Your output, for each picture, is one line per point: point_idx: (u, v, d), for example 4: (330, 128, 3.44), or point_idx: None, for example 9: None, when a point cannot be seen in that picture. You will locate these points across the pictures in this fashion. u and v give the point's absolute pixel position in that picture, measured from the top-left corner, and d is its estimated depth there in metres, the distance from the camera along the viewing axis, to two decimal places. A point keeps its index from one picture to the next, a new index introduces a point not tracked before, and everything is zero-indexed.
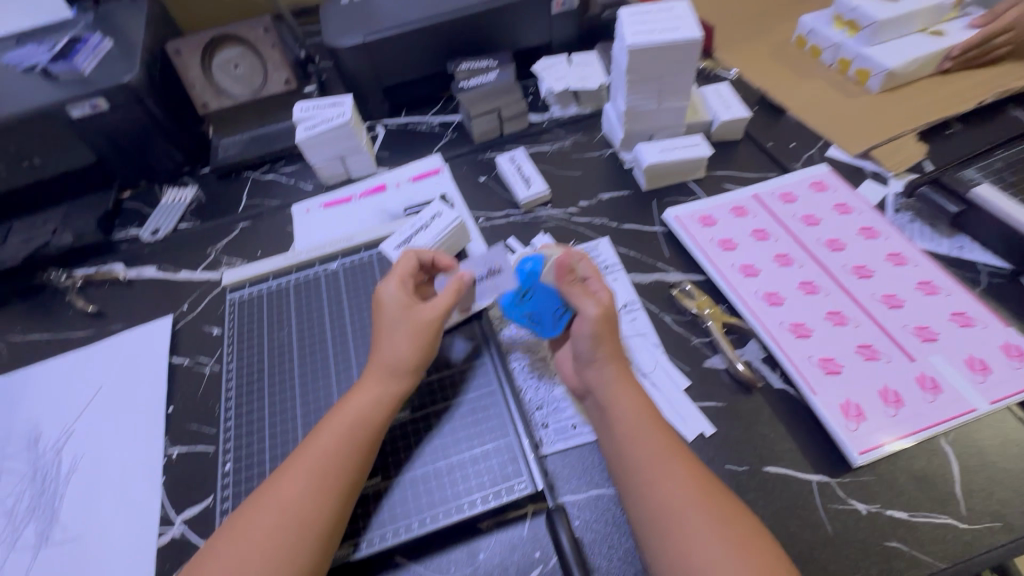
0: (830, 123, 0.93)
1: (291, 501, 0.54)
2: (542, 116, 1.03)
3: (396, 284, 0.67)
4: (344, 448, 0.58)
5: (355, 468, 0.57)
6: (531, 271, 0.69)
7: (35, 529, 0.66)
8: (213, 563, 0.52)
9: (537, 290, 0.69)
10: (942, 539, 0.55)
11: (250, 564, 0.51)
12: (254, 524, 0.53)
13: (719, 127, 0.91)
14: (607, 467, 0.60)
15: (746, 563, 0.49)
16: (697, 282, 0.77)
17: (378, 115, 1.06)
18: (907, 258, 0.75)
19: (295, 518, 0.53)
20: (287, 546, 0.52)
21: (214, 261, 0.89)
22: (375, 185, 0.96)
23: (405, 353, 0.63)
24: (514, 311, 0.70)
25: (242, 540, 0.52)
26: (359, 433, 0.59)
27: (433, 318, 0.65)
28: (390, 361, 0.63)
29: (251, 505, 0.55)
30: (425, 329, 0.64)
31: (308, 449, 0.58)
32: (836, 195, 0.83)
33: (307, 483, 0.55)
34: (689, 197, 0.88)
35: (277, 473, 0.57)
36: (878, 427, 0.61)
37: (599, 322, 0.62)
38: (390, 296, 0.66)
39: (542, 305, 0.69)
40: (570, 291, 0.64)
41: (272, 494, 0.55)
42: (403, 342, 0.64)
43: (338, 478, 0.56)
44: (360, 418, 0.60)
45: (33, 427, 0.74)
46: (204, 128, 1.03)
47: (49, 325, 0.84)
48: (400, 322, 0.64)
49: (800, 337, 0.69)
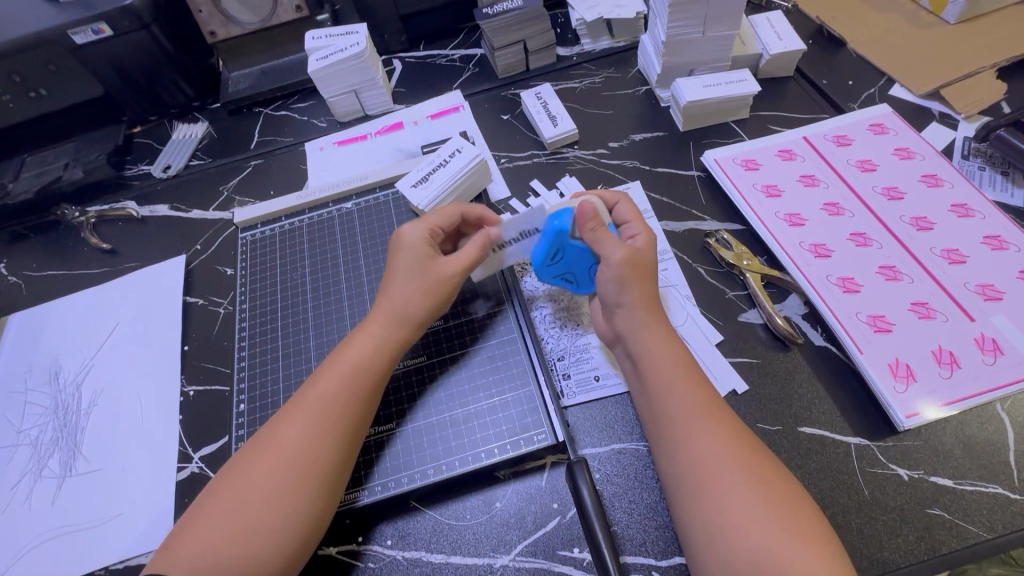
0: (896, 59, 0.83)
1: (289, 445, 0.53)
2: (571, 50, 0.94)
3: (423, 226, 0.63)
4: (344, 393, 0.55)
5: (356, 415, 0.55)
6: (559, 230, 0.59)
7: (59, 460, 0.67)
8: (211, 503, 0.51)
9: (568, 249, 0.60)
10: (989, 509, 0.52)
11: (247, 506, 0.50)
12: (252, 467, 0.52)
13: (768, 61, 0.82)
14: (640, 419, 0.57)
15: (777, 518, 0.46)
16: (734, 232, 0.72)
17: (395, 47, 0.99)
18: (973, 210, 0.67)
19: (292, 463, 0.52)
20: (284, 491, 0.51)
21: (226, 200, 0.86)
22: (391, 122, 0.90)
23: (413, 304, 0.60)
24: (547, 272, 0.63)
25: (241, 482, 0.51)
26: (359, 380, 0.56)
27: (451, 273, 0.60)
28: (396, 308, 0.60)
29: (249, 448, 0.54)
30: (438, 283, 0.60)
31: (306, 393, 0.56)
32: (897, 138, 0.75)
33: (307, 427, 0.53)
34: (731, 139, 0.80)
35: (278, 416, 0.55)
36: (929, 389, 0.57)
37: (624, 266, 0.58)
38: (414, 239, 0.62)
39: (576, 263, 0.62)
40: (595, 240, 0.59)
41: (270, 438, 0.54)
42: (415, 291, 0.60)
43: (337, 425, 0.54)
44: (360, 364, 0.57)
45: (53, 361, 0.75)
46: (213, 61, 0.98)
47: (65, 261, 0.83)
48: (415, 269, 0.61)
49: (848, 292, 0.63)
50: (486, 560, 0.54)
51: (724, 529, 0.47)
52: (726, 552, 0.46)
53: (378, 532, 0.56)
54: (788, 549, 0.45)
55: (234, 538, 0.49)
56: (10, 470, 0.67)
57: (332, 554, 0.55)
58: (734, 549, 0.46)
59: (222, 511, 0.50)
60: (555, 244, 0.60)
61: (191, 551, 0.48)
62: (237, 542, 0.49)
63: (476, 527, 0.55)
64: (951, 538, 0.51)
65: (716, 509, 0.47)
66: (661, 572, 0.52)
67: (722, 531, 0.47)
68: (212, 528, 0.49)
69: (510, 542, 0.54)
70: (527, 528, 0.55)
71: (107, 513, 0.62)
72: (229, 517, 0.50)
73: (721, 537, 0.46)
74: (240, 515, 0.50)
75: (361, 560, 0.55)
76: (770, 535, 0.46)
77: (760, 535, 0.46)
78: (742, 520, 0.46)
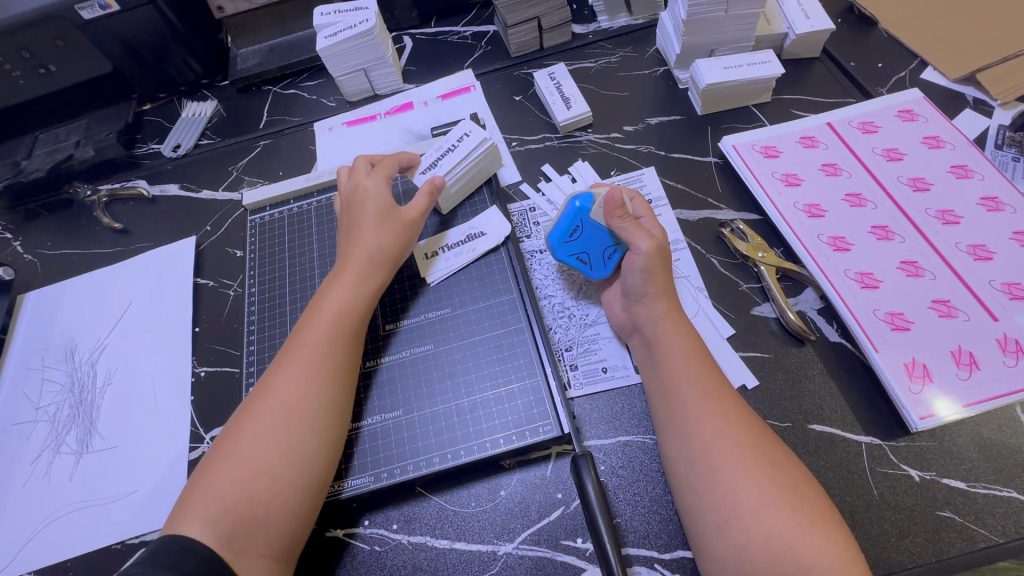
0: (930, 40, 0.79)
1: (281, 390, 0.54)
2: (587, 28, 0.91)
3: (381, 174, 0.67)
4: (330, 337, 0.57)
5: (341, 356, 0.57)
6: (580, 207, 0.62)
7: (76, 437, 0.68)
8: (216, 458, 0.52)
9: (587, 228, 0.62)
10: (1002, 514, 0.51)
11: (250, 451, 0.51)
12: (249, 419, 0.53)
13: (794, 42, 0.79)
14: (648, 398, 0.58)
15: (790, 503, 0.46)
16: (750, 222, 0.70)
17: (405, 23, 0.96)
18: (1004, 204, 0.64)
19: (285, 406, 0.53)
20: (281, 432, 0.52)
21: (235, 181, 0.85)
22: (401, 103, 0.88)
23: (384, 242, 0.63)
24: (562, 250, 0.63)
25: (241, 433, 0.53)
26: (341, 326, 0.58)
27: (415, 217, 0.65)
28: (371, 254, 0.62)
29: (245, 404, 0.56)
30: (405, 225, 0.65)
31: (290, 346, 0.58)
32: (927, 126, 0.72)
33: (295, 373, 0.55)
34: (751, 124, 0.77)
35: (267, 371, 0.57)
36: (946, 390, 0.55)
37: (653, 256, 0.58)
38: (376, 188, 0.66)
39: (593, 242, 0.62)
40: (624, 227, 0.59)
41: (262, 391, 0.55)
42: (383, 231, 0.63)
43: (323, 363, 0.56)
44: (340, 307, 0.59)
45: (69, 339, 0.76)
46: (221, 37, 0.97)
47: (79, 241, 0.84)
48: (382, 213, 0.64)
49: (866, 288, 0.61)
50: (489, 547, 0.54)
51: (738, 512, 0.46)
52: (741, 537, 0.46)
53: (384, 516, 0.57)
54: (801, 535, 0.45)
55: (242, 482, 0.50)
56: (31, 444, 0.69)
57: (338, 536, 0.57)
58: (748, 536, 0.45)
59: (227, 461, 0.51)
60: (576, 221, 0.62)
61: (202, 500, 0.49)
62: (245, 486, 0.50)
63: (480, 515, 0.56)
64: (961, 540, 0.50)
65: (729, 494, 0.47)
66: (663, 564, 0.52)
67: (738, 518, 0.46)
68: (219, 477, 0.50)
69: (513, 531, 0.55)
70: (531, 517, 0.55)
71: (122, 489, 0.64)
72: (233, 464, 0.51)
73: (736, 520, 0.46)
74: (243, 461, 0.51)
75: (366, 543, 0.56)
76: (783, 519, 0.45)
77: (774, 518, 0.45)
78: (757, 503, 0.46)
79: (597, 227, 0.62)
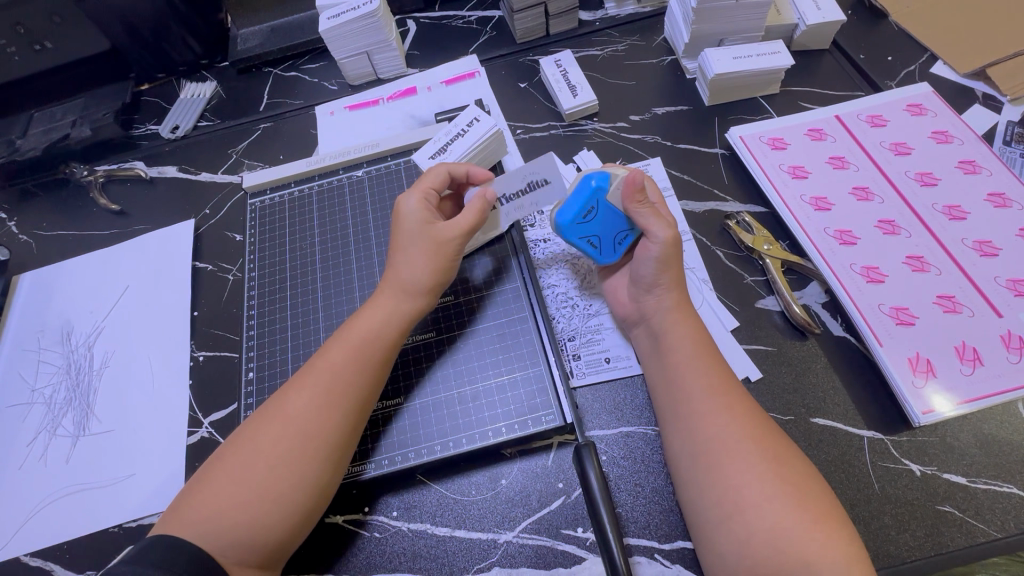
0: (941, 34, 0.78)
1: (297, 412, 0.52)
2: (594, 14, 0.89)
3: (421, 199, 0.60)
4: (353, 365, 0.55)
5: (363, 386, 0.54)
6: (597, 187, 0.58)
7: (72, 419, 0.68)
8: (220, 466, 0.51)
9: (602, 209, 0.59)
10: (1001, 507, 0.51)
11: (255, 473, 0.50)
12: (261, 433, 0.52)
13: (804, 33, 0.78)
14: (649, 392, 0.57)
15: (793, 499, 0.46)
16: (755, 215, 0.69)
17: (409, 7, 0.94)
18: (1011, 201, 0.64)
19: (300, 433, 0.51)
20: (291, 459, 0.50)
21: (235, 164, 0.84)
22: (404, 88, 0.86)
23: (425, 275, 0.58)
24: (572, 232, 0.59)
25: (250, 450, 0.51)
26: (367, 352, 0.56)
27: (456, 237, 0.58)
28: (405, 285, 0.58)
29: (258, 414, 0.54)
30: (445, 249, 0.59)
31: (314, 366, 0.55)
32: (935, 121, 0.71)
33: (313, 398, 0.53)
34: (758, 116, 0.76)
35: (288, 386, 0.55)
36: (950, 385, 0.55)
37: (668, 247, 0.57)
38: (411, 210, 0.60)
39: (606, 226, 0.60)
40: (641, 213, 0.57)
41: (279, 407, 0.53)
42: (422, 261, 0.58)
43: (345, 393, 0.53)
44: (370, 334, 0.57)
45: (66, 322, 0.75)
46: (222, 17, 0.94)
47: (74, 222, 0.83)
48: (420, 240, 0.59)
49: (871, 283, 0.61)
50: (489, 535, 0.54)
51: (740, 507, 0.46)
52: (743, 531, 0.46)
53: (384, 503, 0.57)
54: (804, 530, 0.45)
55: (241, 500, 0.49)
56: (27, 427, 0.68)
57: (338, 522, 0.56)
58: (751, 530, 0.45)
59: (230, 474, 0.50)
60: (591, 201, 0.59)
61: (202, 510, 0.48)
62: (245, 507, 0.48)
63: (481, 503, 0.56)
64: (961, 535, 0.51)
65: (732, 489, 0.47)
66: (663, 555, 0.52)
67: (740, 514, 0.46)
68: (219, 489, 0.49)
69: (514, 519, 0.55)
70: (531, 506, 0.55)
71: (120, 473, 0.63)
72: (234, 479, 0.50)
73: (738, 515, 0.46)
74: (245, 477, 0.50)
75: (368, 529, 0.56)
76: (784, 514, 0.45)
77: (777, 514, 0.45)
78: (761, 499, 0.46)
79: (611, 209, 0.59)
